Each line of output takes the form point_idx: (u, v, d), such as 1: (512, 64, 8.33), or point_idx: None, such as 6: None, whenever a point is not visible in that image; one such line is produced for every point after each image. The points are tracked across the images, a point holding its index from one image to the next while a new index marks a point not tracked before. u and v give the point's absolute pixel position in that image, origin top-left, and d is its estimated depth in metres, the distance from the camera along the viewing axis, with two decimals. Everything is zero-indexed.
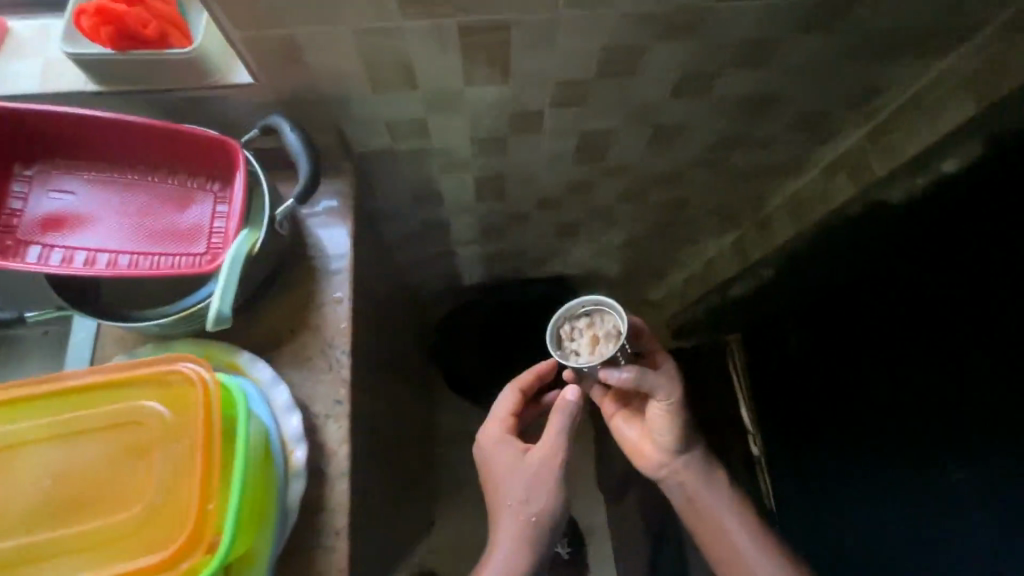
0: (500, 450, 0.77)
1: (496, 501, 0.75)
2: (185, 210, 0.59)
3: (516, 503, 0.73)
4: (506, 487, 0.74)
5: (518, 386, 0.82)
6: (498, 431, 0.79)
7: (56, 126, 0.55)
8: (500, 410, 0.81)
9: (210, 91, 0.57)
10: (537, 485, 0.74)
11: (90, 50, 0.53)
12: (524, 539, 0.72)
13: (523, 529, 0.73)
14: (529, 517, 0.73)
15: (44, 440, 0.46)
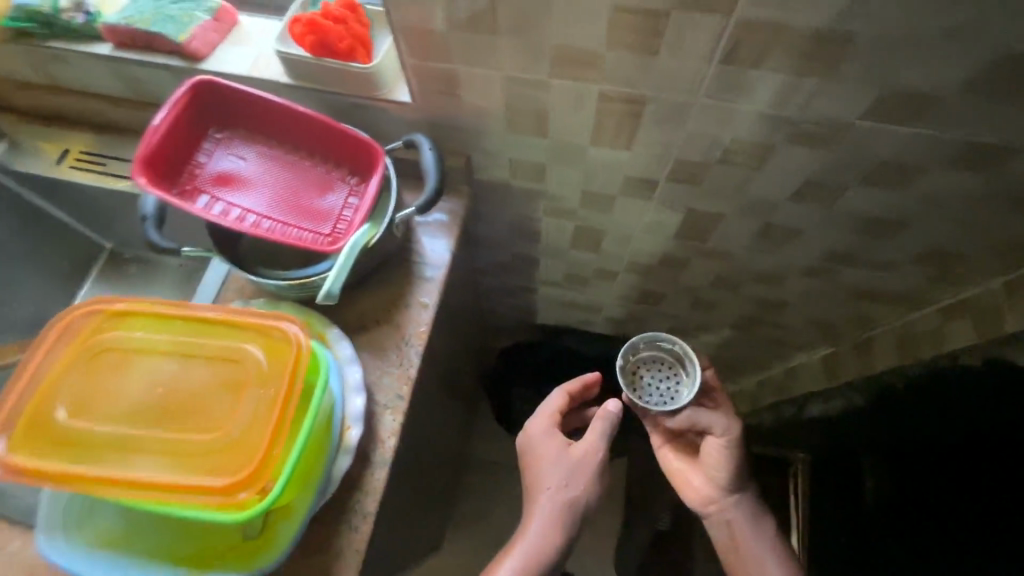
0: (547, 442, 0.74)
1: (536, 487, 0.71)
2: (324, 199, 0.67)
3: (554, 488, 0.70)
4: (546, 473, 0.71)
5: (565, 389, 0.80)
6: (546, 421, 0.76)
7: (250, 104, 0.65)
8: (549, 403, 0.79)
9: (372, 102, 0.66)
10: (577, 474, 0.71)
11: (296, 48, 0.64)
12: (555, 526, 0.69)
13: (556, 515, 0.69)
14: (562, 504, 0.69)
15: (165, 353, 0.54)
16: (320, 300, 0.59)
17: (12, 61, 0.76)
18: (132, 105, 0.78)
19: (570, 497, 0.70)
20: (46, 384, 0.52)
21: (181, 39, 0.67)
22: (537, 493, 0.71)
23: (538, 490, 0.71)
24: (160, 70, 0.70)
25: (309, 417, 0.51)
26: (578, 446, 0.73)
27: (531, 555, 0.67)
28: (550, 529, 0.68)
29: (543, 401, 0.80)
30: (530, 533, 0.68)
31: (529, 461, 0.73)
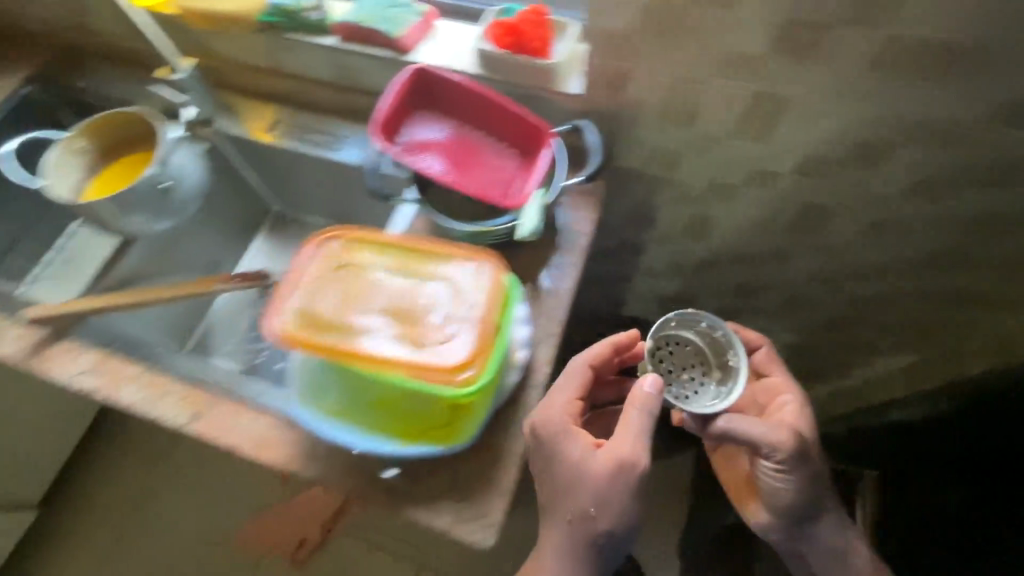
0: (568, 449, 0.66)
1: (566, 514, 0.66)
2: (499, 168, 0.81)
3: (595, 520, 0.65)
4: (568, 495, 0.66)
5: (590, 365, 0.75)
6: (563, 421, 0.68)
7: (449, 88, 0.81)
8: (550, 400, 0.71)
9: (547, 92, 0.80)
10: (612, 504, 0.64)
11: (493, 47, 0.79)
12: (584, 557, 0.68)
13: (588, 549, 0.67)
14: (593, 537, 0.66)
15: (392, 270, 0.68)
16: (522, 233, 0.75)
17: (249, 46, 0.95)
18: (335, 88, 0.96)
19: (601, 524, 0.65)
20: (306, 285, 0.67)
21: (398, 35, 0.84)
22: (567, 520, 0.66)
23: (564, 515, 0.66)
24: (372, 58, 0.87)
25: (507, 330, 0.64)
26: (598, 460, 0.65)
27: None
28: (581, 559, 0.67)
29: (547, 394, 0.72)
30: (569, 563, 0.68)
31: (554, 489, 0.67)
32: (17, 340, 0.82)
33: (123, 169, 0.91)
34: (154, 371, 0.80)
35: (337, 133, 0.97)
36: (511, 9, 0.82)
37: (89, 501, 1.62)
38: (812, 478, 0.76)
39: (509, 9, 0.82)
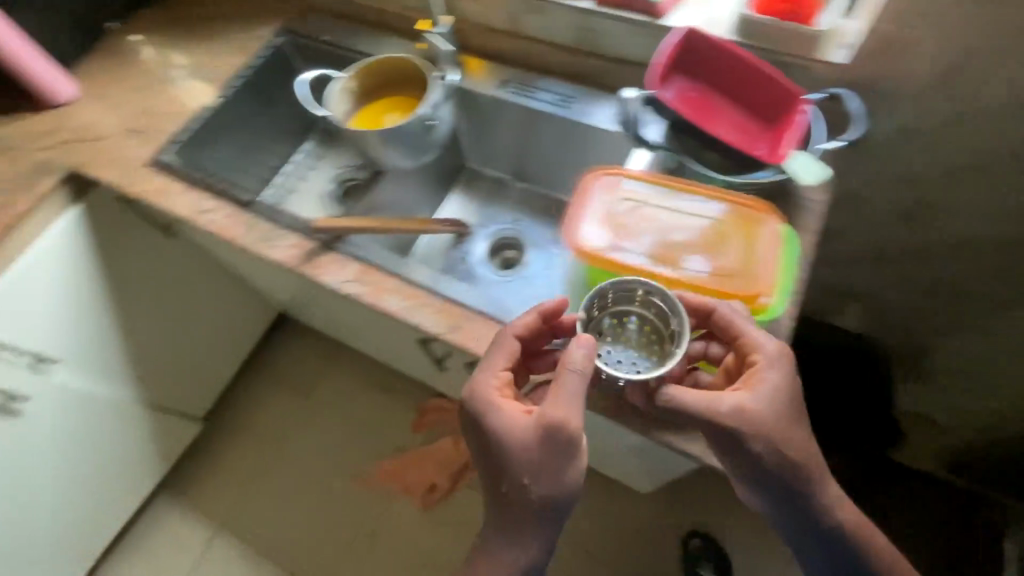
0: (492, 415, 0.71)
1: (515, 486, 0.69)
2: (744, 129, 0.85)
3: (534, 484, 0.69)
4: (504, 464, 0.70)
5: (514, 333, 0.75)
6: (492, 381, 0.73)
7: (709, 50, 0.85)
8: (490, 362, 0.75)
9: (805, 60, 0.84)
10: (543, 461, 0.68)
11: (760, 18, 0.84)
12: (551, 520, 0.71)
13: (549, 513, 0.71)
14: (546, 500, 0.69)
15: (672, 211, 0.82)
16: (808, 180, 0.79)
17: (499, 10, 1.04)
18: (569, 52, 1.04)
19: (545, 490, 0.69)
20: (600, 216, 0.81)
21: (659, 1, 0.90)
22: (518, 500, 0.70)
23: (518, 492, 0.70)
24: (623, 23, 0.94)
25: (779, 267, 0.77)
26: (525, 420, 0.70)
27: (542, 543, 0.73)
28: (545, 525, 0.72)
29: (479, 367, 0.75)
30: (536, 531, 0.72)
31: (501, 459, 0.70)
32: (291, 249, 0.94)
33: (388, 109, 1.02)
34: (413, 287, 0.89)
35: (566, 91, 1.05)
36: None
37: (247, 424, 1.81)
38: (774, 456, 0.68)
39: None
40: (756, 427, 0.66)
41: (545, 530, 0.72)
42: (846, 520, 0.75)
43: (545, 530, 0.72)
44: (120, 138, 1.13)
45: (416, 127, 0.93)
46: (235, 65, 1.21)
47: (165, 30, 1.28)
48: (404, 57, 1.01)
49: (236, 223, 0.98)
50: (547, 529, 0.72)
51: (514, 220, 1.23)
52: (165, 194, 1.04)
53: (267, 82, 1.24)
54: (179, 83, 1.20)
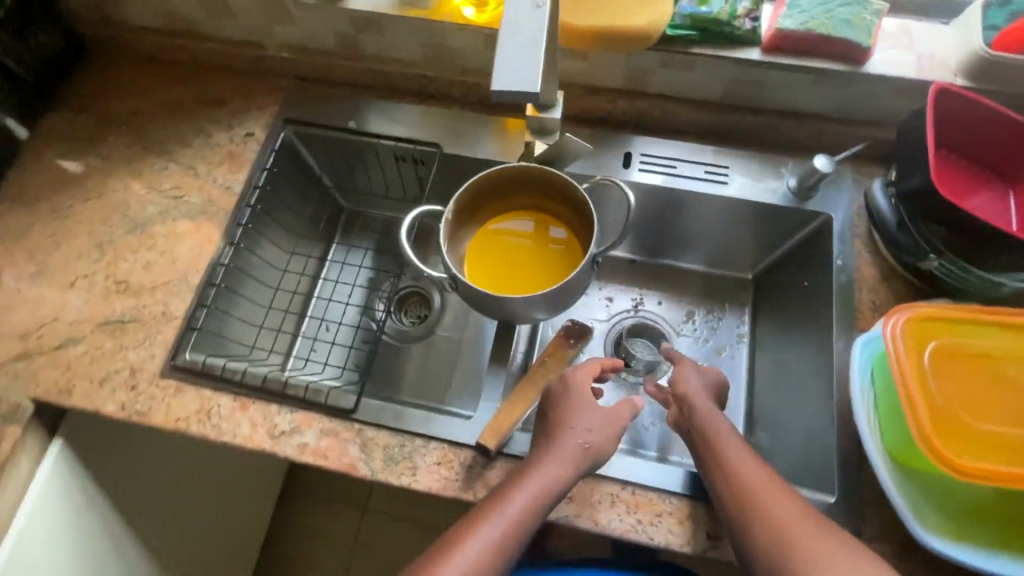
0: (564, 391, 0.67)
1: (558, 425, 0.63)
2: (965, 169, 0.71)
3: (581, 428, 0.63)
4: (566, 431, 0.63)
5: (601, 360, 0.71)
6: (585, 374, 0.68)
7: (954, 107, 0.66)
8: (584, 366, 0.70)
9: None
10: (592, 405, 0.65)
11: (1014, 56, 0.64)
12: (572, 462, 0.61)
13: (578, 460, 0.61)
14: (583, 447, 0.62)
15: (998, 356, 0.56)
16: None
17: (613, 67, 0.77)
18: (712, 109, 0.80)
19: (579, 423, 0.63)
20: (916, 380, 0.55)
21: (865, 42, 0.67)
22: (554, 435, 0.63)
23: (559, 430, 0.63)
24: (810, 74, 0.71)
25: None
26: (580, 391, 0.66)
27: (539, 493, 0.59)
28: (566, 465, 0.61)
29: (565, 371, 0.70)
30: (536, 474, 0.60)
31: (556, 399, 0.66)
32: (439, 467, 0.68)
33: (507, 235, 0.75)
34: (634, 490, 0.67)
35: (711, 160, 0.81)
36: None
37: None
38: (699, 412, 0.63)
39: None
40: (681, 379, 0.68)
41: (528, 491, 0.58)
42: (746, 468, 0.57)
43: (535, 495, 0.58)
44: (96, 338, 0.76)
45: (584, 277, 0.67)
46: (230, 187, 0.85)
47: (99, 146, 0.88)
48: (518, 165, 0.70)
49: (341, 443, 0.70)
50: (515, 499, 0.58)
51: (633, 303, 0.96)
52: (211, 417, 0.72)
53: (277, 200, 0.89)
54: (155, 230, 0.83)
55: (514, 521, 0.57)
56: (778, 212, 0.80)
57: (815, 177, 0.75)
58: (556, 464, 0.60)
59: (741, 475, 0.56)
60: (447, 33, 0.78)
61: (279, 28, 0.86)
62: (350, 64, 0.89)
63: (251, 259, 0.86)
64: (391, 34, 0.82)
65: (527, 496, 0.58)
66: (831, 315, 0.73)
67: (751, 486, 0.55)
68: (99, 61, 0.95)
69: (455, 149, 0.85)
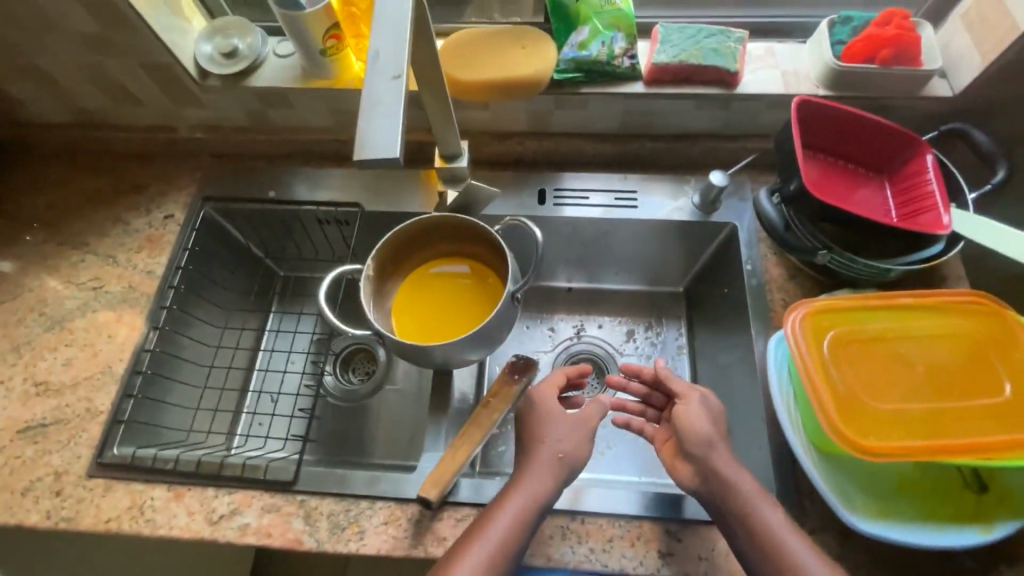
0: (538, 405, 0.67)
1: (533, 440, 0.64)
2: (846, 168, 0.78)
3: (555, 439, 0.63)
4: (545, 441, 0.63)
5: (565, 370, 0.73)
6: (551, 386, 0.69)
7: (816, 116, 0.73)
8: (549, 378, 0.71)
9: (909, 99, 0.74)
10: (561, 415, 0.66)
11: (859, 65, 0.71)
12: (549, 475, 0.61)
13: (554, 472, 0.62)
14: (558, 457, 0.62)
15: (889, 337, 0.60)
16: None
17: (514, 113, 0.81)
18: (614, 141, 0.86)
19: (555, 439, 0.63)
20: (818, 371, 0.58)
21: (732, 67, 0.73)
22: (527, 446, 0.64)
23: (535, 444, 0.64)
24: (691, 99, 0.76)
25: None
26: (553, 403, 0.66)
27: (523, 510, 0.59)
28: (542, 478, 0.61)
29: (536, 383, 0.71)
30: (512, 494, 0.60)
31: (524, 415, 0.67)
32: (386, 527, 0.67)
33: (433, 282, 0.76)
34: (584, 519, 0.67)
35: (621, 187, 0.86)
36: (853, 17, 0.74)
37: None
38: (731, 479, 0.58)
39: (849, 17, 0.74)
40: (691, 429, 0.61)
41: (507, 516, 0.58)
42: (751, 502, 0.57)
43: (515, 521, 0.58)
44: (16, 446, 0.73)
45: (507, 315, 0.70)
46: (151, 271, 0.85)
47: (11, 247, 0.86)
48: (431, 215, 0.73)
49: (285, 517, 0.68)
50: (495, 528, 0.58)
51: (574, 330, 0.98)
52: (144, 512, 0.69)
53: (204, 278, 0.88)
54: (74, 324, 0.81)
55: (494, 548, 0.57)
56: (689, 227, 0.85)
57: (715, 191, 0.80)
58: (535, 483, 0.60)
59: (790, 552, 0.54)
60: (352, 99, 0.81)
61: (188, 112, 0.87)
62: (265, 137, 0.91)
63: (180, 342, 0.84)
64: (299, 106, 0.84)
65: (508, 519, 0.58)
66: (748, 317, 0.77)
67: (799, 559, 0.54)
68: (8, 162, 0.94)
69: (377, 206, 0.87)
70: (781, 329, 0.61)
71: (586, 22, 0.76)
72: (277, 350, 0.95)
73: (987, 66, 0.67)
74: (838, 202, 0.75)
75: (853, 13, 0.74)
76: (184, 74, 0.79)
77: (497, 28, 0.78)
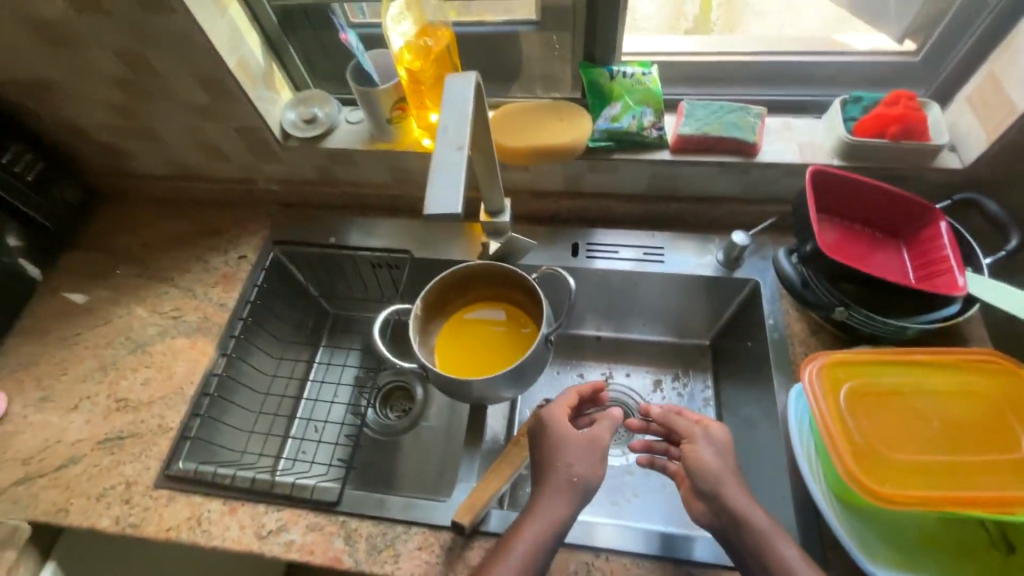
0: (554, 428, 0.70)
1: (548, 464, 0.67)
2: (863, 233, 0.84)
3: (568, 464, 0.66)
4: (557, 469, 0.66)
5: (577, 389, 0.76)
6: (562, 407, 0.72)
7: (832, 184, 0.80)
8: (561, 398, 0.75)
9: (920, 170, 0.79)
10: (572, 438, 0.68)
11: (870, 139, 0.78)
12: (564, 498, 0.64)
13: (568, 494, 0.65)
14: (571, 481, 0.65)
15: (905, 390, 0.63)
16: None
17: (552, 174, 0.90)
18: (642, 201, 0.93)
19: (571, 465, 0.66)
20: (834, 419, 0.61)
21: (751, 139, 0.81)
22: (544, 472, 0.67)
23: (549, 468, 0.67)
24: (714, 166, 0.84)
25: None
26: (565, 426, 0.70)
27: (541, 533, 0.62)
28: (556, 503, 0.64)
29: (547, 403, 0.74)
30: (528, 520, 0.64)
31: (539, 438, 0.70)
32: (419, 552, 0.71)
33: (476, 323, 0.84)
34: (609, 557, 0.69)
35: (648, 244, 0.93)
36: (863, 97, 0.82)
37: None
38: (742, 514, 0.60)
39: (859, 97, 0.82)
40: (697, 466, 0.64)
41: (525, 541, 0.62)
42: (761, 538, 0.59)
43: (532, 545, 0.62)
44: (96, 455, 0.81)
45: (539, 356, 0.76)
46: (224, 304, 0.95)
47: (108, 279, 0.99)
48: (477, 262, 0.81)
49: (326, 536, 0.73)
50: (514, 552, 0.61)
51: (603, 377, 1.03)
52: (201, 522, 0.75)
53: (269, 312, 0.98)
54: (154, 349, 0.91)
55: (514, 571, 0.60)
56: (713, 283, 0.90)
57: (737, 249, 0.86)
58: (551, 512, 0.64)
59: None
60: (409, 160, 0.92)
61: (267, 167, 1.00)
62: (330, 190, 1.03)
63: (243, 368, 0.93)
64: (363, 165, 0.96)
65: (526, 544, 0.62)
66: (771, 369, 0.80)
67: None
68: (113, 207, 1.09)
69: (425, 254, 0.97)
70: (798, 378, 0.65)
71: (619, 98, 0.85)
72: (326, 381, 1.03)
73: (992, 143, 0.73)
74: (856, 263, 0.80)
75: (863, 94, 0.82)
76: (270, 137, 0.92)
77: (539, 102, 0.89)
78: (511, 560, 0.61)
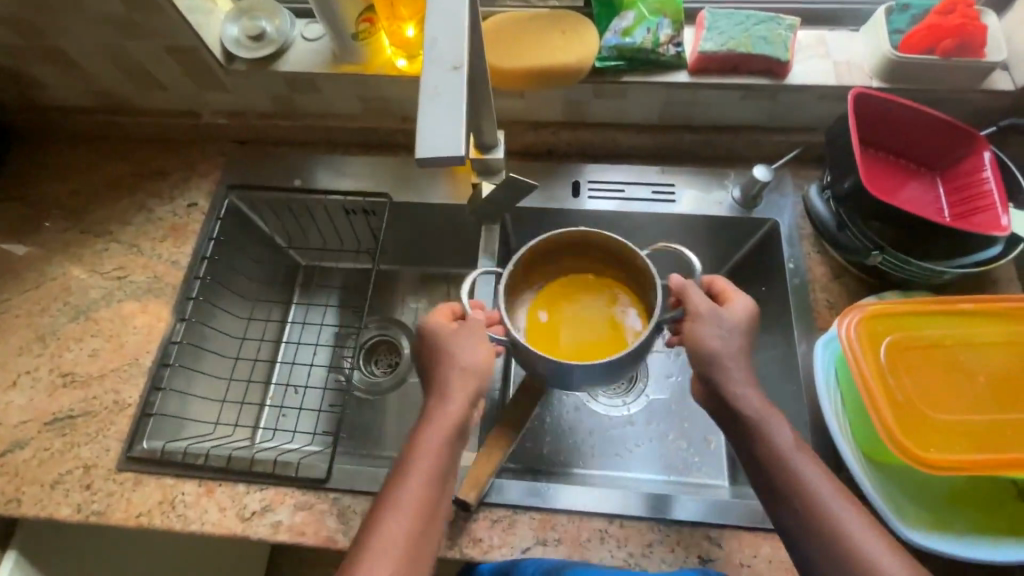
0: (434, 340, 0.61)
1: (439, 379, 0.59)
2: (897, 164, 0.75)
3: (454, 366, 0.59)
4: (440, 381, 0.59)
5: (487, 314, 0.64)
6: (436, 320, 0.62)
7: (873, 108, 0.70)
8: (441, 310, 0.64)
9: (966, 92, 0.70)
10: (460, 352, 0.59)
11: (918, 56, 0.68)
12: (458, 396, 0.58)
13: (461, 392, 0.58)
14: (459, 375, 0.58)
15: (948, 344, 0.58)
16: None
17: (550, 101, 0.78)
18: (651, 131, 0.82)
19: (453, 356, 0.59)
20: (875, 377, 0.56)
21: (784, 57, 0.70)
22: (430, 379, 0.60)
23: (437, 373, 0.60)
24: (737, 89, 0.73)
25: None
26: (444, 337, 0.61)
27: (441, 436, 0.56)
28: (450, 402, 0.58)
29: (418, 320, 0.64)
30: (423, 433, 0.56)
31: (420, 353, 0.63)
32: None
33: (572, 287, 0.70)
34: (623, 522, 0.66)
35: (657, 180, 0.83)
36: (911, 4, 0.71)
37: None
38: (737, 402, 0.56)
39: (907, 4, 0.71)
40: (701, 347, 0.58)
41: (424, 460, 0.55)
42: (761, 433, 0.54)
43: (433, 469, 0.55)
44: (45, 437, 0.72)
45: (646, 344, 0.61)
46: (176, 261, 0.83)
47: (33, 234, 0.85)
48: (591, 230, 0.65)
49: (317, 515, 0.67)
50: (412, 486, 0.54)
51: None
52: (175, 507, 0.68)
53: (228, 267, 0.86)
54: (99, 315, 0.79)
55: (419, 503, 0.53)
56: (729, 224, 0.82)
57: (757, 186, 0.76)
58: (436, 423, 0.56)
59: (796, 472, 0.52)
60: (382, 86, 0.78)
61: (212, 96, 0.84)
62: (289, 123, 0.89)
63: (206, 333, 0.83)
64: (326, 92, 0.81)
65: (426, 474, 0.55)
66: (790, 317, 0.74)
67: (827, 519, 0.50)
68: (29, 146, 0.92)
69: (406, 197, 0.85)
70: (834, 330, 0.59)
71: (631, 7, 0.73)
72: (301, 343, 0.93)
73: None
74: (890, 199, 0.72)
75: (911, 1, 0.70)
76: (210, 59, 0.76)
77: (535, 12, 0.75)
78: (417, 475, 0.54)
